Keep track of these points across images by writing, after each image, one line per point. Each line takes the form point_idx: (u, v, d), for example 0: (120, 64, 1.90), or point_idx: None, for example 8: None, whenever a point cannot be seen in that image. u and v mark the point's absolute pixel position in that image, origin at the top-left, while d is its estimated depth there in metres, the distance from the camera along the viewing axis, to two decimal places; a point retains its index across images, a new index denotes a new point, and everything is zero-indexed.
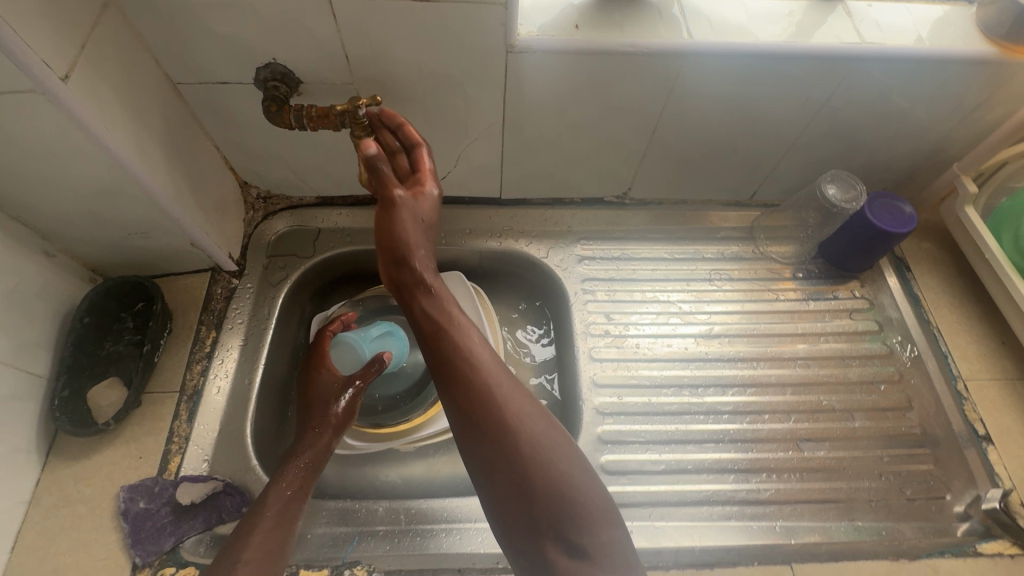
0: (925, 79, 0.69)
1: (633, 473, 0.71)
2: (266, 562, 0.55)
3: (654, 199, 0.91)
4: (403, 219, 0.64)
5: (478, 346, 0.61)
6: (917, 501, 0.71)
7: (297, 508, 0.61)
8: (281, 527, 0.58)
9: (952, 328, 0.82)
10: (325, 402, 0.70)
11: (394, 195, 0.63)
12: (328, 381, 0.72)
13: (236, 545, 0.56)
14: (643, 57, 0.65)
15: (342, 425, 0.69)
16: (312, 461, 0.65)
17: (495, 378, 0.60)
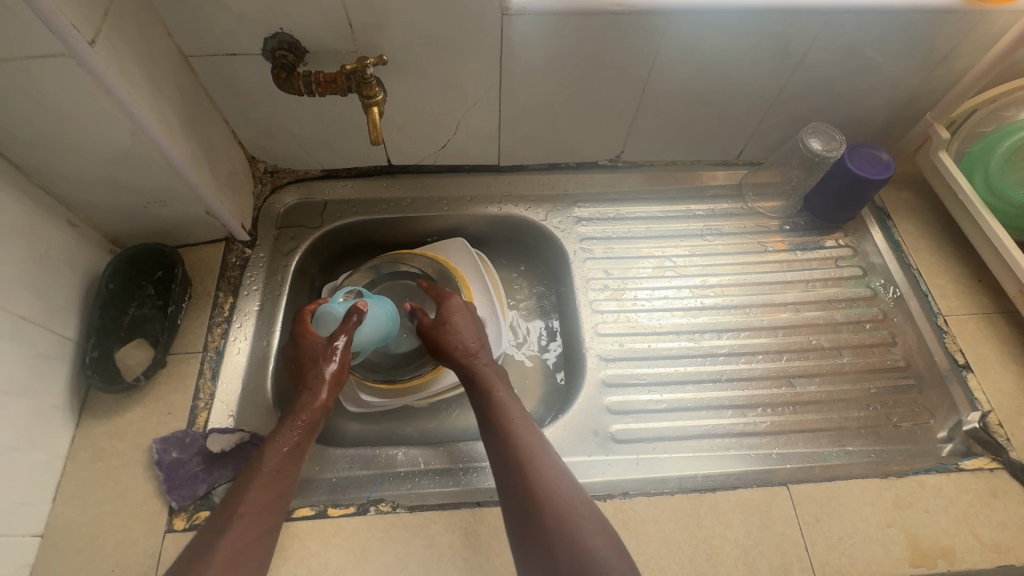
0: (895, 30, 0.73)
1: (636, 412, 0.75)
2: (263, 517, 0.58)
3: (647, 160, 0.95)
4: (453, 318, 0.74)
5: (511, 406, 0.67)
6: (903, 426, 0.76)
7: (293, 466, 0.62)
8: (278, 484, 0.60)
9: (934, 269, 0.86)
10: (316, 362, 0.68)
11: (448, 302, 0.75)
12: (316, 342, 0.69)
13: (233, 497, 0.58)
14: (631, 15, 0.68)
15: (336, 383, 0.68)
16: (309, 420, 0.65)
17: (521, 430, 0.63)
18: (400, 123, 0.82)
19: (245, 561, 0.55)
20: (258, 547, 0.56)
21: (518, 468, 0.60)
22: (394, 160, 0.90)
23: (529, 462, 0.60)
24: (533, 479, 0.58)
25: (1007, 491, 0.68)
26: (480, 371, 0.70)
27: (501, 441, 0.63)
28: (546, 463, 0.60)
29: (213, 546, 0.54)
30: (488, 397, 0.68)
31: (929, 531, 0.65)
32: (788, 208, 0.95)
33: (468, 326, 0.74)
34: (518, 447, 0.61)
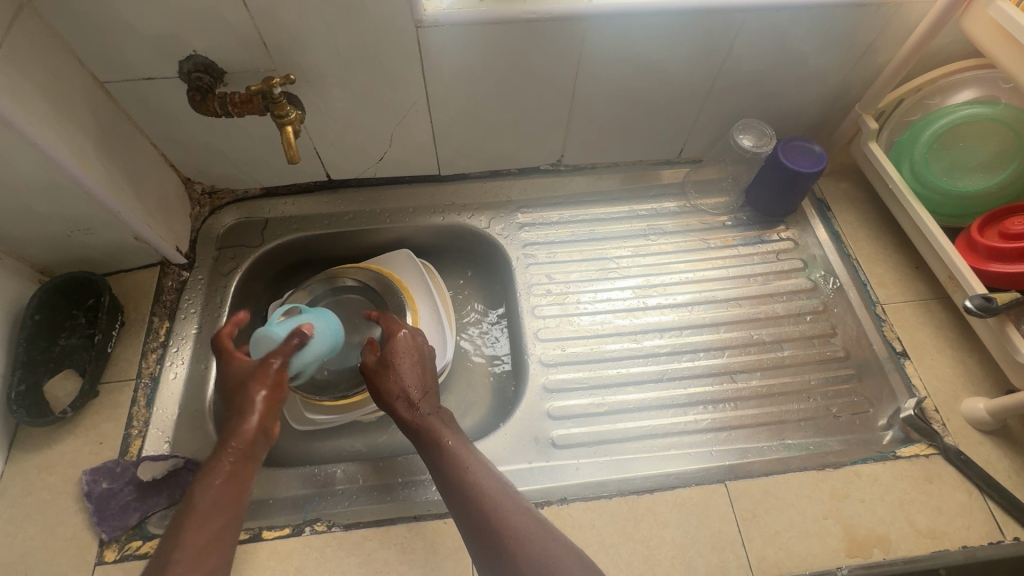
0: (812, 24, 0.74)
1: (576, 416, 0.75)
2: (201, 562, 0.51)
3: (588, 163, 0.95)
4: (399, 356, 0.70)
5: (463, 450, 0.63)
6: (843, 417, 0.76)
7: (231, 501, 0.55)
8: (216, 522, 0.54)
9: (873, 258, 0.86)
10: (246, 385, 0.61)
11: (399, 335, 0.72)
12: (246, 363, 0.63)
13: (164, 547, 0.51)
14: (547, 23, 0.69)
15: (271, 404, 0.60)
16: (241, 446, 0.57)
17: (479, 478, 0.60)
18: (333, 138, 0.82)
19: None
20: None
21: (485, 522, 0.57)
22: (334, 175, 0.90)
23: (495, 517, 0.57)
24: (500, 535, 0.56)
25: (942, 476, 0.69)
26: (426, 418, 0.67)
27: (461, 494, 0.60)
28: (512, 514, 0.57)
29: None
30: (439, 445, 0.64)
31: (865, 521, 0.66)
32: (730, 204, 0.96)
33: (410, 368, 0.70)
34: (479, 501, 0.58)
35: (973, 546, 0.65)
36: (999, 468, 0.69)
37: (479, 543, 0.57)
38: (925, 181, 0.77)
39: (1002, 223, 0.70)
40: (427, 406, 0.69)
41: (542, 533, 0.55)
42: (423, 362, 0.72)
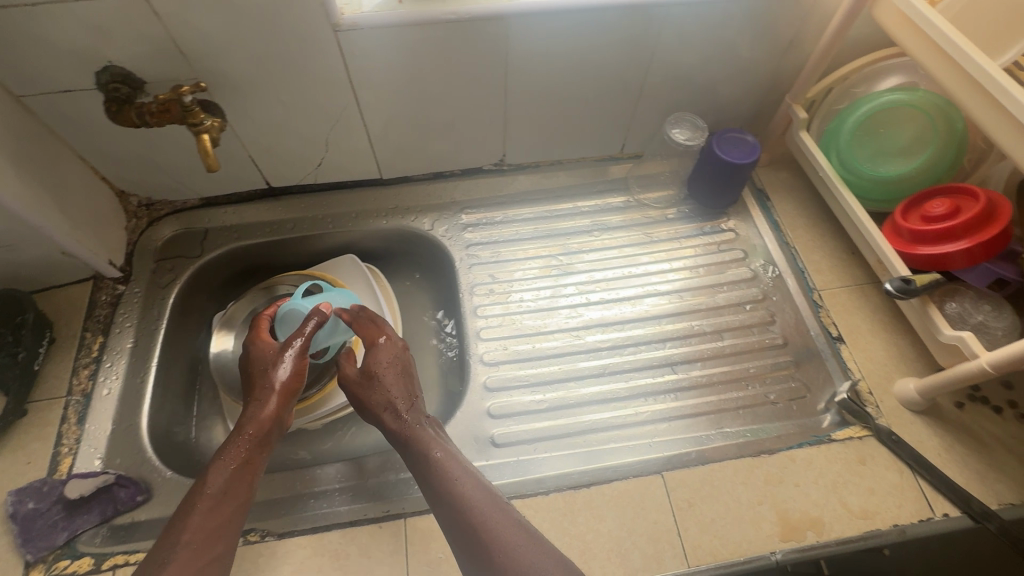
0: (733, 16, 0.75)
1: (516, 414, 0.75)
2: (211, 544, 0.53)
3: (530, 162, 0.96)
4: (380, 365, 0.69)
5: (452, 464, 0.61)
6: (780, 404, 0.76)
7: (243, 484, 0.59)
8: (228, 504, 0.56)
9: (809, 246, 0.88)
10: (266, 370, 0.66)
11: (376, 344, 0.71)
12: (266, 347, 0.68)
13: (174, 527, 0.54)
14: (468, 23, 0.69)
15: (288, 393, 0.65)
16: (257, 432, 0.62)
17: (468, 491, 0.58)
18: (266, 145, 0.82)
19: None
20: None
21: (474, 536, 0.54)
22: (274, 183, 0.89)
23: (483, 532, 0.54)
24: (487, 551, 0.53)
25: (875, 457, 0.70)
26: (412, 429, 0.65)
27: (450, 506, 0.57)
28: (500, 529, 0.54)
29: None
30: (426, 457, 0.62)
31: (799, 505, 0.67)
32: (673, 197, 0.97)
33: (392, 378, 0.69)
34: (467, 516, 0.55)
35: (904, 524, 0.66)
36: (930, 447, 0.71)
37: (466, 559, 0.54)
38: (853, 183, 0.79)
39: (923, 207, 0.71)
40: (413, 416, 0.66)
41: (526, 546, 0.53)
42: (407, 373, 0.70)
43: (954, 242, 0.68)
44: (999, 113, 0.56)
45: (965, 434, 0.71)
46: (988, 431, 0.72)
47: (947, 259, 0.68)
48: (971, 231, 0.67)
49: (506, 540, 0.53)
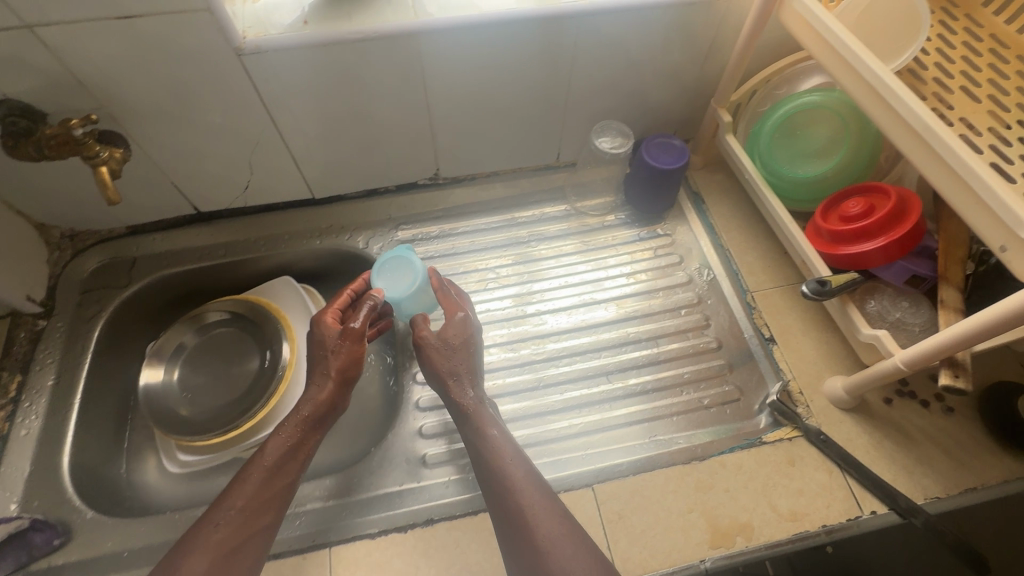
0: (647, 24, 0.75)
1: (449, 432, 0.75)
2: (260, 513, 0.61)
3: (467, 175, 0.95)
4: (452, 336, 0.73)
5: (506, 446, 0.65)
6: (714, 408, 0.76)
7: (295, 461, 0.66)
8: (279, 479, 0.64)
9: (743, 247, 0.88)
10: (328, 352, 0.71)
11: (451, 317, 0.75)
12: (330, 332, 0.73)
13: (232, 491, 0.61)
14: (376, 41, 0.68)
15: (346, 375, 0.71)
16: (313, 413, 0.69)
17: (512, 473, 0.62)
18: (188, 171, 0.80)
19: (233, 557, 0.58)
20: (249, 546, 0.59)
21: (515, 515, 0.60)
22: (202, 207, 0.88)
23: (525, 514, 0.59)
24: (525, 530, 0.58)
25: (805, 458, 0.70)
26: (472, 404, 0.69)
27: (497, 484, 0.62)
28: (542, 518, 0.58)
29: (203, 541, 0.57)
30: (483, 435, 0.66)
31: (728, 511, 0.67)
32: (611, 204, 0.97)
33: (455, 357, 0.72)
34: (514, 494, 0.61)
35: (831, 525, 0.66)
36: (858, 445, 0.71)
37: (503, 529, 0.60)
38: (777, 186, 0.80)
39: (841, 207, 0.72)
40: (476, 394, 0.70)
41: (558, 534, 0.57)
42: (467, 350, 0.73)
43: (871, 240, 0.68)
44: (890, 115, 0.57)
45: (893, 429, 0.72)
46: (915, 425, 0.72)
47: (866, 257, 0.68)
48: (884, 228, 0.67)
49: (545, 530, 0.58)
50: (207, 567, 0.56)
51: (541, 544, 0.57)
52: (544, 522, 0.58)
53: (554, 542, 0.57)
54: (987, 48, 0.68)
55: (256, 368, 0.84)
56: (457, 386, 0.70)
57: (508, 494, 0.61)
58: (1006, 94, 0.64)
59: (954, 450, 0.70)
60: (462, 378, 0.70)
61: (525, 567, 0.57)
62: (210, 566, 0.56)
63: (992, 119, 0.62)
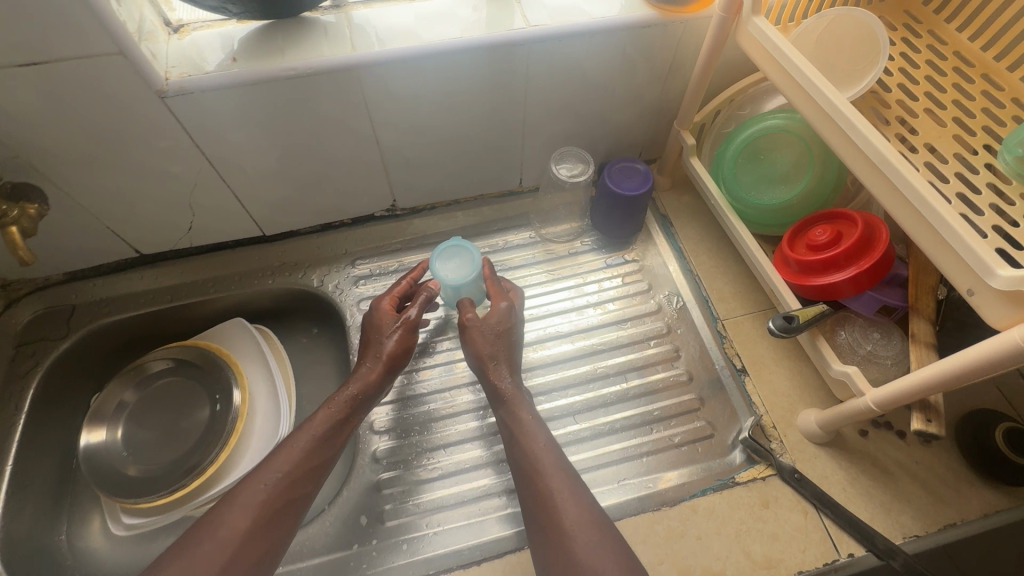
0: (601, 48, 0.72)
1: (411, 483, 0.72)
2: (301, 482, 0.62)
3: (425, 205, 0.92)
4: (494, 323, 0.74)
5: (537, 428, 0.66)
6: (685, 447, 0.73)
7: (339, 436, 0.67)
8: (320, 452, 0.65)
9: (712, 273, 0.85)
10: (381, 336, 0.74)
11: (496, 305, 0.76)
12: (384, 316, 0.75)
13: (276, 457, 0.63)
14: (312, 77, 0.65)
15: (395, 358, 0.73)
16: (360, 391, 0.70)
17: (540, 454, 0.63)
18: (124, 215, 0.76)
19: (270, 522, 0.59)
20: (287, 512, 0.60)
21: (540, 496, 0.61)
22: (145, 250, 0.83)
23: (551, 495, 0.60)
24: (551, 510, 0.59)
25: (779, 499, 0.67)
26: (510, 389, 0.70)
27: (525, 466, 0.64)
28: (567, 502, 0.59)
29: (247, 498, 0.59)
30: (516, 418, 0.67)
31: (700, 560, 0.64)
32: (578, 229, 0.93)
33: (497, 344, 0.73)
34: (542, 474, 0.62)
35: (807, 571, 0.63)
36: (834, 482, 0.68)
37: (531, 509, 0.61)
38: (742, 214, 0.77)
39: (807, 235, 0.69)
40: (514, 380, 0.71)
41: (583, 514, 0.58)
42: (509, 337, 0.74)
43: (840, 271, 0.65)
44: (850, 148, 0.54)
45: (870, 463, 0.69)
46: (891, 458, 0.69)
47: (836, 289, 0.65)
48: (853, 258, 0.64)
49: (569, 514, 0.58)
50: (248, 525, 0.57)
51: (564, 525, 0.57)
52: (568, 507, 0.59)
53: (575, 523, 0.57)
54: (951, 67, 0.65)
55: (206, 417, 0.79)
56: (495, 370, 0.71)
57: (534, 475, 0.62)
58: (972, 116, 0.61)
59: (931, 482, 0.68)
60: (500, 364, 0.71)
61: (546, 544, 0.58)
62: (252, 524, 0.58)
63: (957, 144, 0.60)
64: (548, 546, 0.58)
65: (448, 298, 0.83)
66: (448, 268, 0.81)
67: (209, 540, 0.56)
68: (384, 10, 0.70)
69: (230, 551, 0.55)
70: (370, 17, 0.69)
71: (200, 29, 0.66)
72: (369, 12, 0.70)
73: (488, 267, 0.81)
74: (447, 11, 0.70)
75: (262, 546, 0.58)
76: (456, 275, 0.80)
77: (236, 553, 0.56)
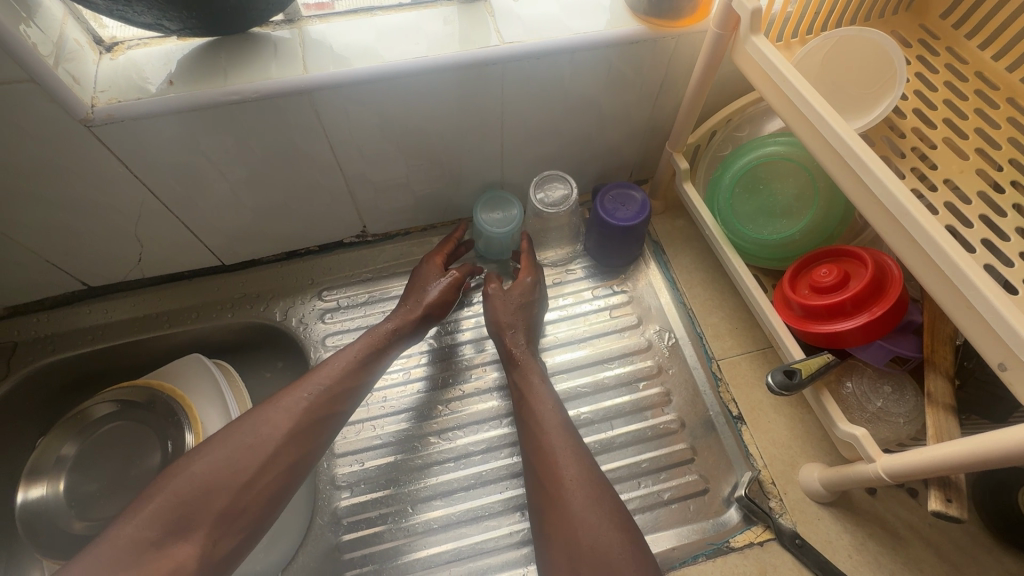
0: (585, 65, 0.65)
1: (377, 543, 0.66)
2: (337, 403, 0.63)
3: (398, 230, 0.86)
4: (519, 288, 0.73)
5: (543, 388, 0.65)
6: (675, 504, 0.68)
7: (374, 366, 0.67)
8: (353, 378, 0.65)
9: (707, 307, 0.79)
10: (424, 285, 0.73)
11: (524, 279, 0.74)
12: (431, 268, 0.75)
13: (311, 374, 0.63)
14: (259, 102, 0.58)
15: (437, 307, 0.72)
16: (398, 328, 0.70)
17: (546, 415, 0.62)
18: (64, 248, 0.69)
19: (303, 436, 0.59)
20: (322, 427, 0.61)
21: (541, 451, 0.60)
22: (92, 282, 0.77)
23: (551, 452, 0.59)
24: (551, 467, 0.58)
25: (778, 567, 0.62)
26: (523, 355, 0.69)
27: (530, 426, 0.63)
28: (567, 459, 0.58)
29: (291, 403, 0.60)
30: (526, 381, 0.67)
31: None
32: (566, 256, 0.86)
33: (517, 313, 0.71)
34: (543, 433, 0.61)
35: None
36: (839, 548, 0.62)
37: (531, 470, 0.60)
38: (740, 247, 0.71)
39: (811, 273, 0.62)
40: (529, 348, 0.70)
41: (582, 472, 0.57)
42: (532, 310, 0.73)
43: (847, 319, 0.58)
44: (862, 190, 0.47)
45: (879, 527, 0.63)
46: (902, 521, 0.63)
47: (843, 338, 0.58)
48: (862, 305, 0.58)
49: (569, 470, 0.57)
50: (289, 429, 0.58)
51: (563, 480, 0.56)
52: (568, 463, 0.57)
53: (574, 480, 0.56)
54: (973, 89, 0.59)
55: (156, 464, 0.73)
56: (513, 337, 0.70)
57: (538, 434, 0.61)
58: (997, 148, 0.55)
59: (945, 549, 0.61)
60: (518, 334, 0.70)
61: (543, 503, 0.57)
62: (292, 429, 0.58)
63: (980, 179, 0.53)
64: (544, 499, 0.57)
65: (485, 249, 0.84)
66: (491, 220, 0.79)
67: (253, 437, 0.56)
68: (342, 25, 0.63)
69: (267, 453, 0.56)
70: (326, 32, 0.62)
71: (136, 47, 0.59)
72: (325, 27, 0.63)
73: (527, 240, 0.79)
74: (412, 26, 0.63)
75: (294, 454, 0.58)
76: (501, 225, 0.78)
77: (273, 455, 0.56)
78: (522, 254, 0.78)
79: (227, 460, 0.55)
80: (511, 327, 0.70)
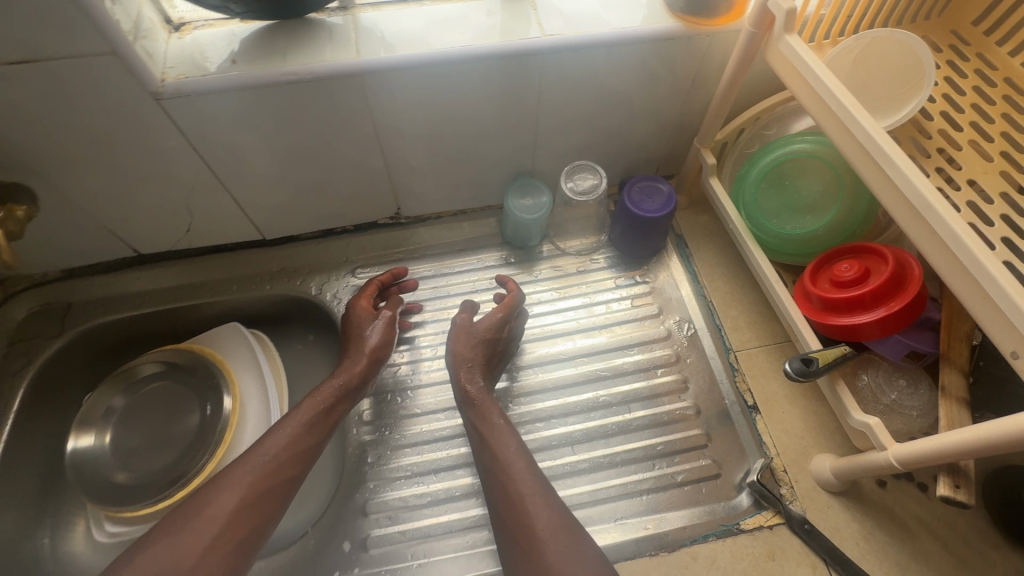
0: (620, 60, 0.68)
1: (398, 507, 0.70)
2: (290, 467, 0.61)
3: (430, 213, 0.89)
4: (483, 326, 0.73)
5: (505, 433, 0.65)
6: (687, 486, 0.70)
7: (324, 427, 0.66)
8: (304, 442, 0.63)
9: (726, 300, 0.81)
10: (360, 332, 0.73)
11: (495, 317, 0.73)
12: (363, 313, 0.75)
13: (257, 446, 0.61)
14: (313, 83, 0.62)
15: (375, 356, 0.72)
16: (346, 383, 0.69)
17: (512, 460, 0.62)
18: (121, 215, 0.74)
19: (256, 505, 0.57)
20: (275, 492, 0.59)
21: (512, 500, 0.59)
22: (143, 249, 0.81)
23: (521, 503, 0.58)
24: (522, 520, 0.57)
25: (786, 550, 0.64)
26: (479, 393, 0.69)
27: (497, 475, 0.62)
28: (536, 508, 0.57)
29: (235, 480, 0.58)
30: (488, 426, 0.66)
31: None
32: (589, 246, 0.88)
33: (477, 348, 0.72)
34: (508, 484, 0.60)
35: None
36: (847, 535, 0.64)
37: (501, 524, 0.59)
38: (763, 241, 0.73)
39: (832, 268, 0.64)
40: (485, 385, 0.70)
41: (550, 523, 0.56)
42: (494, 343, 0.73)
43: (866, 312, 0.60)
44: (887, 186, 0.49)
45: (887, 518, 0.64)
46: (911, 514, 0.65)
47: (861, 331, 0.60)
48: (880, 300, 0.60)
49: (540, 522, 0.56)
50: (240, 501, 0.56)
51: (536, 531, 0.56)
52: (540, 514, 0.57)
53: (547, 533, 0.55)
54: (1001, 94, 0.60)
55: (196, 424, 0.77)
56: (472, 376, 0.70)
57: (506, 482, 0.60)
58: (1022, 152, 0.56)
59: (952, 542, 0.63)
60: (478, 377, 0.70)
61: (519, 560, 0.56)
62: (240, 503, 0.56)
63: (1004, 181, 0.55)
64: (519, 554, 0.56)
65: (512, 235, 0.87)
66: (521, 207, 0.82)
67: (198, 517, 0.54)
68: (394, 14, 0.66)
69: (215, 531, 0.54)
70: (377, 20, 0.66)
71: (201, 28, 0.63)
72: (376, 14, 0.66)
73: (513, 283, 0.80)
74: (457, 16, 0.66)
75: (246, 526, 0.56)
76: (532, 211, 0.81)
77: (222, 532, 0.54)
78: (507, 297, 0.78)
79: (172, 546, 0.52)
80: (470, 366, 0.71)
